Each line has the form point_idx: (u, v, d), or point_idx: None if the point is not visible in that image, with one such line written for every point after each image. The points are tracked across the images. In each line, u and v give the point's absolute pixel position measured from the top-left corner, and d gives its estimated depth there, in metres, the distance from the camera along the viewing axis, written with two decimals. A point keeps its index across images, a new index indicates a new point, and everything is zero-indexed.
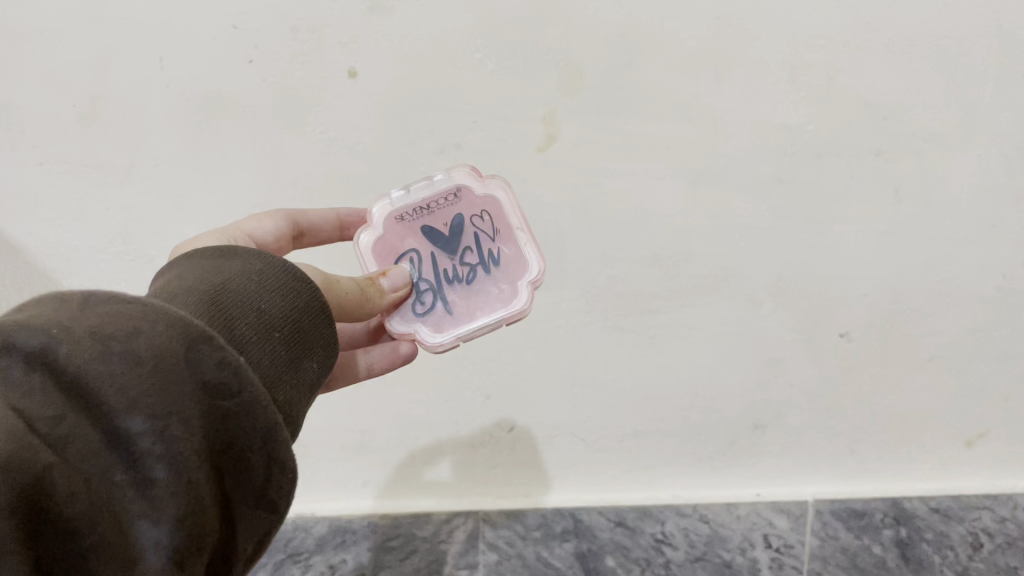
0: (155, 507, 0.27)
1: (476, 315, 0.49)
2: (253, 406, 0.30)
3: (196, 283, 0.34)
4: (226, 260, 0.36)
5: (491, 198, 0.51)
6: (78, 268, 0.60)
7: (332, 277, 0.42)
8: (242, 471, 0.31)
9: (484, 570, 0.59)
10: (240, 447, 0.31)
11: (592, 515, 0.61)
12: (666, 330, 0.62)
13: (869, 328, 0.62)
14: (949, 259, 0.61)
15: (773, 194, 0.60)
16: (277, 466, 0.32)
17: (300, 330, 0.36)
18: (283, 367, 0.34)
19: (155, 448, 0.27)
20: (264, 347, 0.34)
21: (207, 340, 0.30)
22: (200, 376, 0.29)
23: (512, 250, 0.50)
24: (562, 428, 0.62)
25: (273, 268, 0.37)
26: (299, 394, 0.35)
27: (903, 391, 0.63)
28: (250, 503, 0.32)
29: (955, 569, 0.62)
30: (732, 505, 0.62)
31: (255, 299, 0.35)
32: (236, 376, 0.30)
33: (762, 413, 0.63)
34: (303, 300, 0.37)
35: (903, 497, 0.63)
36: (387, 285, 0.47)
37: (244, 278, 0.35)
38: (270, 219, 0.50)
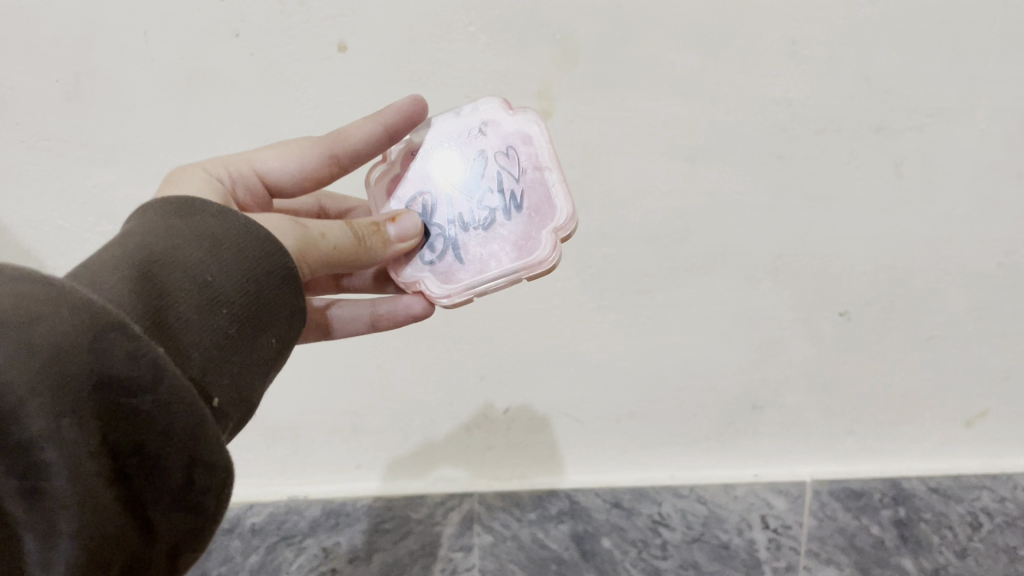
0: (51, 522, 0.26)
1: (490, 265, 0.44)
2: (172, 402, 0.28)
3: (131, 251, 0.31)
4: (180, 221, 0.34)
5: (522, 135, 0.46)
6: (66, 249, 0.57)
7: (316, 230, 0.38)
8: (162, 474, 0.29)
9: (482, 550, 0.61)
10: (159, 448, 0.29)
11: (587, 495, 0.61)
12: (666, 310, 0.60)
13: (869, 307, 0.60)
14: (950, 238, 0.59)
15: (773, 170, 0.57)
16: (200, 468, 0.30)
17: (250, 307, 0.34)
18: (220, 351, 0.32)
19: (51, 455, 0.26)
20: (202, 329, 0.31)
21: (120, 329, 0.28)
22: (108, 370, 0.27)
23: (537, 192, 0.44)
24: (558, 409, 0.61)
25: (235, 230, 0.34)
26: (240, 378, 0.33)
27: (902, 370, 0.62)
28: (168, 505, 0.30)
29: (954, 547, 0.63)
30: (729, 485, 0.62)
31: (199, 272, 0.32)
32: (153, 370, 0.28)
33: (761, 393, 0.62)
34: (264, 270, 0.34)
35: (903, 477, 0.63)
36: (394, 232, 0.43)
37: (193, 245, 0.33)
38: (295, 149, 0.43)
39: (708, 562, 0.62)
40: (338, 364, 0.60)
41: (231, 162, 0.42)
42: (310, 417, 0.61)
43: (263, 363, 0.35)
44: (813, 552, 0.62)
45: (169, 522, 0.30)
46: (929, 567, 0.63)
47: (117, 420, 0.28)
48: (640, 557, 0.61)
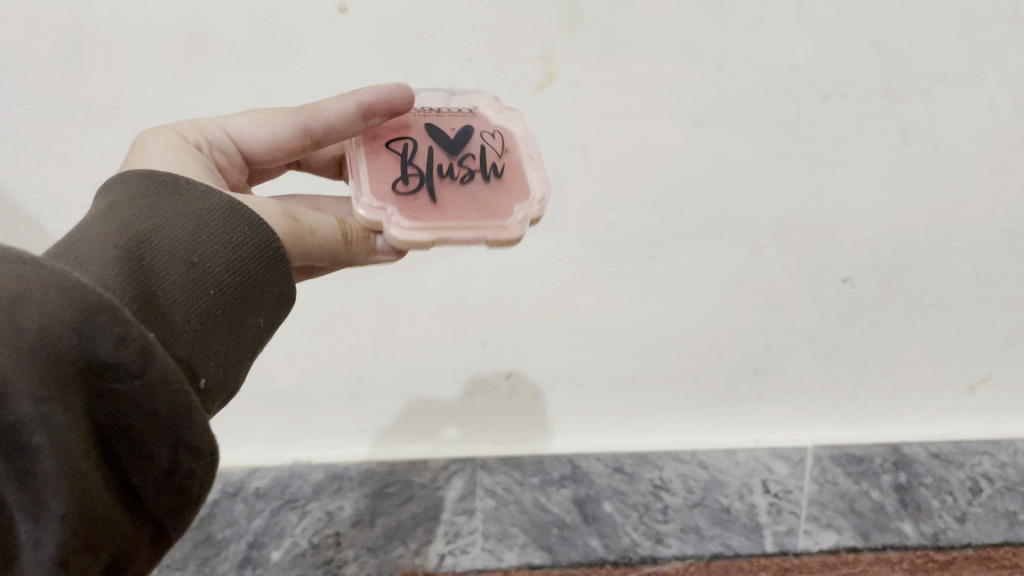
0: (41, 502, 0.26)
1: (461, 212, 0.41)
2: (158, 388, 0.28)
3: (117, 227, 0.30)
4: (168, 193, 0.33)
5: (506, 126, 0.46)
6: (68, 213, 0.55)
7: (306, 224, 0.36)
8: (147, 458, 0.28)
9: (484, 514, 0.62)
10: (144, 432, 0.28)
11: (589, 461, 0.62)
12: (667, 276, 0.59)
13: (872, 273, 0.60)
14: (955, 205, 0.58)
15: (778, 135, 0.55)
16: (187, 453, 0.29)
17: (241, 286, 0.33)
18: (211, 333, 0.31)
19: (40, 437, 0.25)
20: (190, 311, 0.31)
21: (109, 311, 0.26)
22: (96, 353, 0.26)
23: (516, 169, 0.44)
24: (560, 374, 0.61)
25: (219, 207, 0.33)
26: (231, 358, 0.32)
27: (904, 336, 0.62)
28: (156, 489, 0.29)
29: (955, 512, 0.65)
30: (731, 451, 0.62)
31: (183, 252, 0.31)
32: (141, 356, 0.27)
33: (763, 359, 0.62)
34: (253, 249, 0.33)
35: (904, 443, 0.64)
36: (383, 245, 0.40)
37: (180, 222, 0.32)
38: (272, 118, 0.40)
39: (709, 526, 0.64)
40: (340, 331, 0.58)
41: (206, 125, 0.40)
42: (312, 386, 0.60)
43: (251, 344, 0.34)
44: (814, 517, 0.64)
45: (154, 505, 0.30)
46: (929, 532, 0.65)
47: (103, 402, 0.27)
48: (642, 521, 0.63)
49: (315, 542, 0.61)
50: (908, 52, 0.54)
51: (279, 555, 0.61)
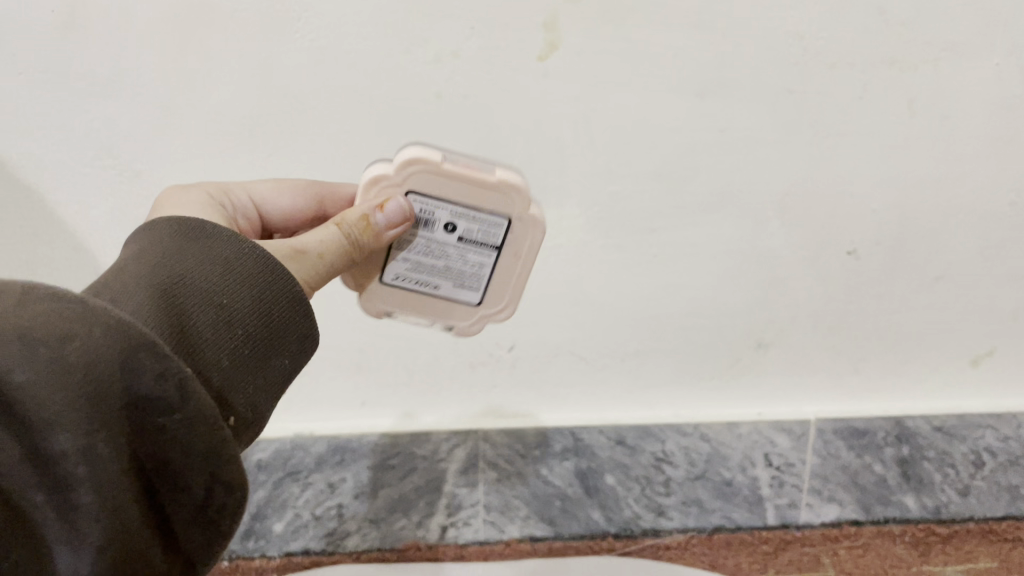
0: (77, 533, 0.27)
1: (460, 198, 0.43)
2: (196, 421, 0.30)
3: (152, 274, 0.33)
4: (196, 241, 0.35)
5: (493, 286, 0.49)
6: (66, 184, 0.53)
7: (312, 251, 0.40)
8: (183, 489, 0.30)
9: (485, 486, 0.62)
10: (182, 464, 0.30)
11: (591, 433, 0.63)
12: (669, 248, 0.58)
13: (878, 244, 0.58)
14: (963, 175, 0.56)
15: (781, 106, 0.53)
16: (220, 486, 0.31)
17: (267, 327, 0.35)
18: (240, 371, 0.34)
19: (83, 470, 0.26)
20: (223, 351, 0.33)
21: (150, 349, 0.29)
22: (137, 388, 0.28)
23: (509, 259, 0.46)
24: (562, 346, 0.61)
25: (242, 256, 0.35)
26: (261, 393, 0.35)
27: (908, 308, 0.61)
28: (190, 521, 0.31)
29: (958, 485, 0.64)
30: (733, 424, 0.64)
31: (212, 295, 0.33)
32: (180, 391, 0.29)
33: (766, 332, 0.61)
34: (273, 292, 0.36)
35: (906, 416, 0.65)
36: (383, 222, 0.42)
37: (209, 268, 0.34)
38: (290, 186, 0.47)
39: (711, 499, 0.63)
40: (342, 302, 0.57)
41: (235, 190, 0.46)
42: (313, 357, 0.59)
43: (274, 383, 0.36)
44: (816, 489, 0.63)
45: (186, 536, 0.31)
46: (931, 505, 0.63)
47: (144, 437, 0.29)
48: (644, 493, 0.62)
49: (316, 514, 0.61)
50: (920, 20, 0.51)
51: (279, 526, 0.60)
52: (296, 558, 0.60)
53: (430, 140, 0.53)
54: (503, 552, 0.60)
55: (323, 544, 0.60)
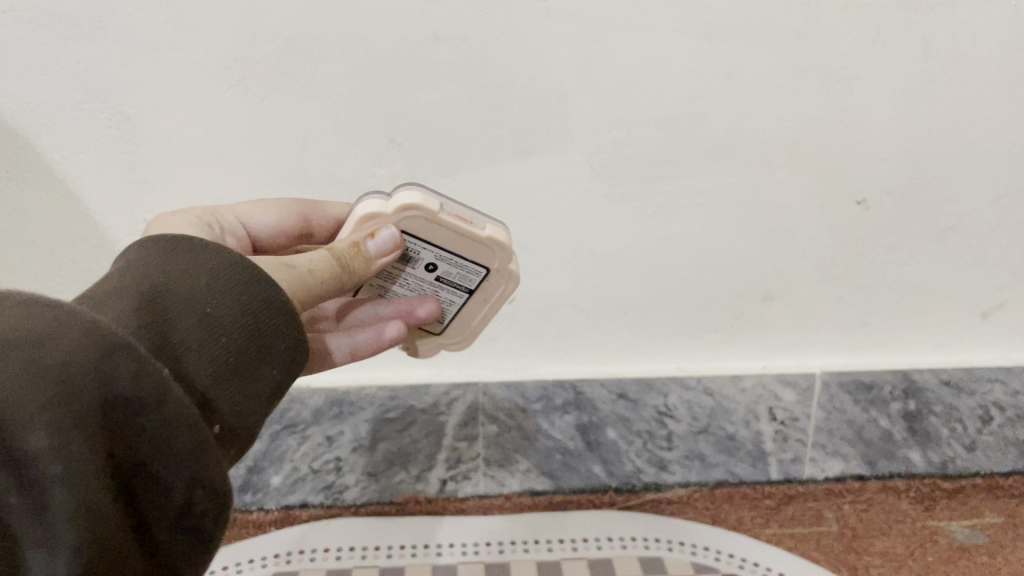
0: (50, 535, 0.24)
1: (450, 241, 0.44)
2: (172, 419, 0.28)
3: (131, 284, 0.31)
4: (180, 254, 0.33)
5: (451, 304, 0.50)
6: (54, 126, 0.51)
7: (303, 267, 0.37)
8: (162, 494, 0.28)
9: (486, 440, 0.62)
10: (161, 467, 0.28)
11: (592, 386, 0.63)
12: (675, 197, 0.56)
13: (888, 194, 0.57)
14: (977, 123, 0.54)
15: (793, 51, 0.51)
16: (200, 487, 0.29)
17: (257, 337, 0.33)
18: (226, 379, 0.31)
19: (58, 470, 0.24)
20: (207, 356, 0.31)
21: (125, 348, 0.27)
22: (112, 387, 0.26)
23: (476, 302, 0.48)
24: (565, 299, 0.60)
25: (229, 266, 0.33)
26: (250, 404, 0.32)
27: (918, 260, 0.60)
28: (167, 529, 0.29)
29: (963, 440, 0.64)
30: (737, 377, 0.63)
31: (195, 302, 0.31)
32: (156, 391, 0.27)
33: (773, 284, 0.60)
34: (262, 298, 0.33)
35: (914, 370, 0.63)
36: (374, 249, 0.41)
37: (193, 278, 0.32)
38: (276, 206, 0.46)
39: (713, 453, 0.63)
40: None
41: (223, 213, 0.45)
42: None
43: (267, 396, 0.33)
44: (821, 445, 0.63)
45: (165, 548, 0.29)
46: (936, 461, 0.63)
47: (121, 439, 0.27)
48: (646, 447, 0.62)
49: (316, 467, 0.61)
50: None
51: (279, 479, 0.60)
52: (296, 511, 0.60)
53: (426, 83, 0.51)
54: (505, 506, 0.61)
55: (322, 498, 0.60)
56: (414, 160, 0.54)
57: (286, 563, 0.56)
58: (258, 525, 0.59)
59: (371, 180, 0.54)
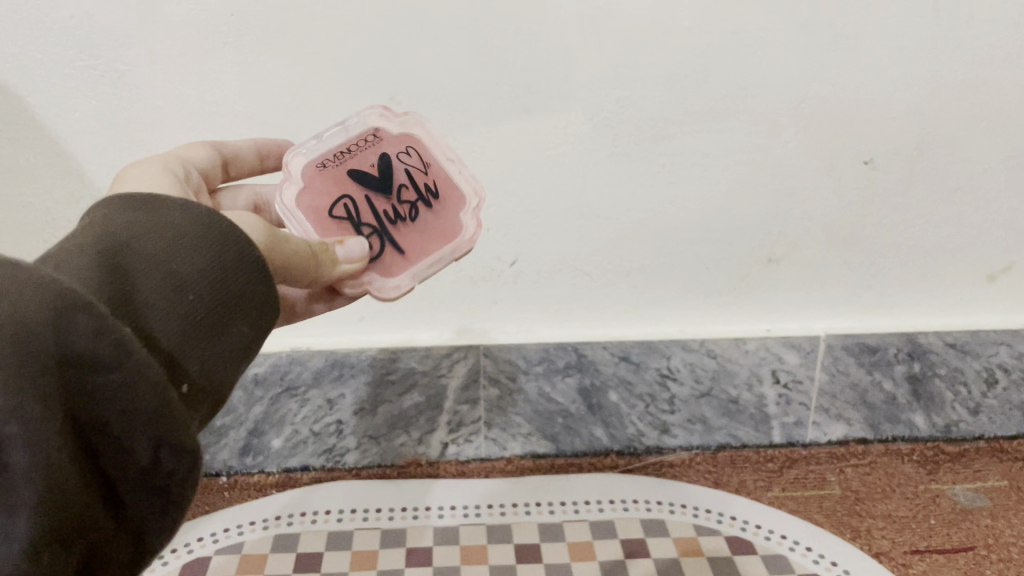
0: (12, 493, 0.25)
1: (429, 247, 0.46)
2: (135, 380, 0.28)
3: (95, 243, 0.32)
4: (144, 213, 0.34)
5: (409, 132, 0.47)
6: (47, 84, 0.50)
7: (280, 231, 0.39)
8: (126, 452, 0.29)
9: (488, 404, 0.61)
10: (122, 425, 0.28)
11: (595, 349, 0.61)
12: (680, 158, 0.55)
13: (896, 154, 0.56)
14: (988, 81, 0.53)
15: (801, 6, 0.50)
16: (167, 446, 0.29)
17: (222, 294, 0.33)
18: (193, 337, 0.32)
19: (14, 427, 0.25)
20: (170, 315, 0.31)
21: (83, 309, 0.27)
22: (71, 346, 0.27)
23: (442, 174, 0.47)
24: (568, 262, 0.59)
25: (197, 223, 0.34)
26: (217, 360, 0.33)
27: (925, 222, 0.58)
28: (136, 486, 0.29)
29: (969, 404, 0.64)
30: (741, 340, 0.61)
31: (158, 263, 0.32)
32: (117, 351, 0.28)
33: (778, 246, 0.59)
34: (227, 256, 0.34)
35: (918, 332, 0.62)
36: (343, 253, 0.43)
37: (160, 235, 0.33)
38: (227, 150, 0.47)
39: (716, 417, 0.63)
40: None
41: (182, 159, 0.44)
42: None
43: (236, 350, 0.34)
44: (823, 408, 0.63)
45: (135, 502, 0.30)
46: (941, 424, 0.64)
47: (81, 398, 0.27)
48: (648, 411, 0.62)
49: (316, 429, 0.61)
50: None
51: (279, 442, 0.60)
52: (297, 474, 0.61)
53: (425, 40, 0.50)
54: (506, 469, 0.62)
55: (323, 461, 0.61)
56: None
57: (288, 525, 0.57)
58: (259, 487, 0.60)
59: None
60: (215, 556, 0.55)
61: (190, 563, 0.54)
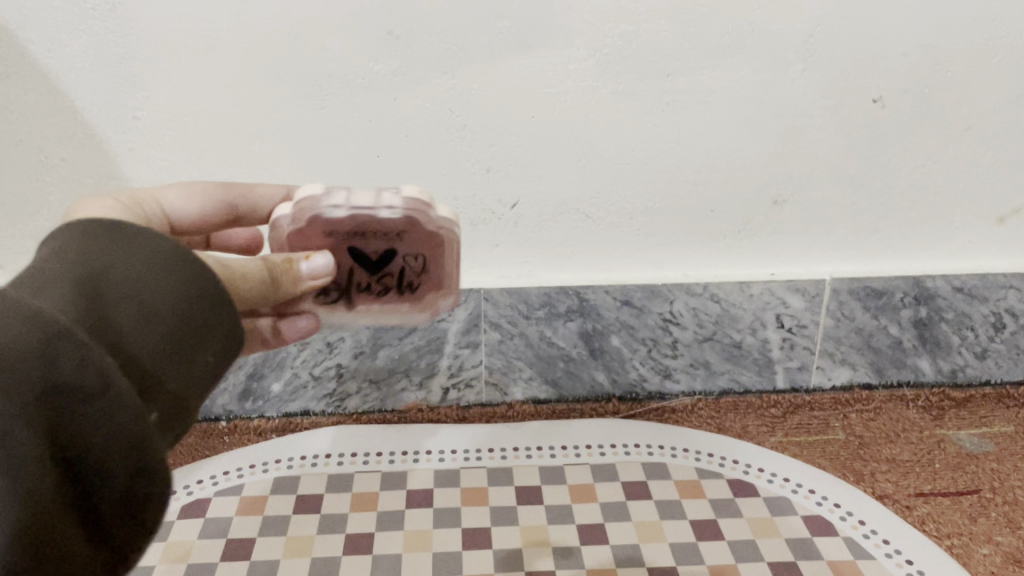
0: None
1: (380, 316, 0.45)
2: (116, 411, 0.28)
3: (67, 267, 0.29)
4: (115, 239, 0.32)
5: (439, 240, 0.42)
6: (37, 17, 0.49)
7: (234, 269, 0.36)
8: (104, 481, 0.28)
9: (489, 348, 0.61)
10: (105, 455, 0.28)
11: (596, 293, 0.60)
12: (684, 95, 0.53)
13: (906, 92, 0.54)
14: (1001, 16, 0.52)
15: None
16: (143, 476, 0.29)
17: (197, 322, 0.32)
18: (167, 364, 0.31)
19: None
20: (147, 342, 0.30)
21: (67, 336, 0.27)
22: (55, 373, 0.26)
23: (436, 276, 0.44)
24: (568, 204, 0.57)
25: (165, 254, 0.32)
26: (187, 389, 0.32)
27: (934, 163, 0.57)
28: (114, 512, 0.29)
29: (975, 349, 0.64)
30: (745, 284, 0.60)
31: (135, 289, 0.30)
32: (101, 379, 0.27)
33: (784, 188, 0.57)
34: (203, 284, 0.32)
35: (927, 276, 0.61)
36: (308, 271, 0.39)
37: (129, 263, 0.31)
38: (203, 190, 0.44)
39: (718, 362, 0.63)
40: (333, 151, 0.54)
41: (147, 200, 0.41)
42: None
43: (206, 377, 0.33)
44: (828, 353, 0.63)
45: (110, 527, 0.29)
46: (946, 369, 0.64)
47: (62, 422, 0.27)
48: (650, 356, 0.62)
49: (316, 374, 0.60)
50: None
51: (279, 386, 0.61)
52: (298, 418, 0.62)
53: None
54: (508, 414, 0.63)
55: (324, 405, 0.62)
56: (411, 55, 0.51)
57: (288, 468, 0.57)
58: (259, 432, 0.61)
59: (366, 76, 0.52)
60: (215, 497, 0.55)
61: (189, 504, 0.54)
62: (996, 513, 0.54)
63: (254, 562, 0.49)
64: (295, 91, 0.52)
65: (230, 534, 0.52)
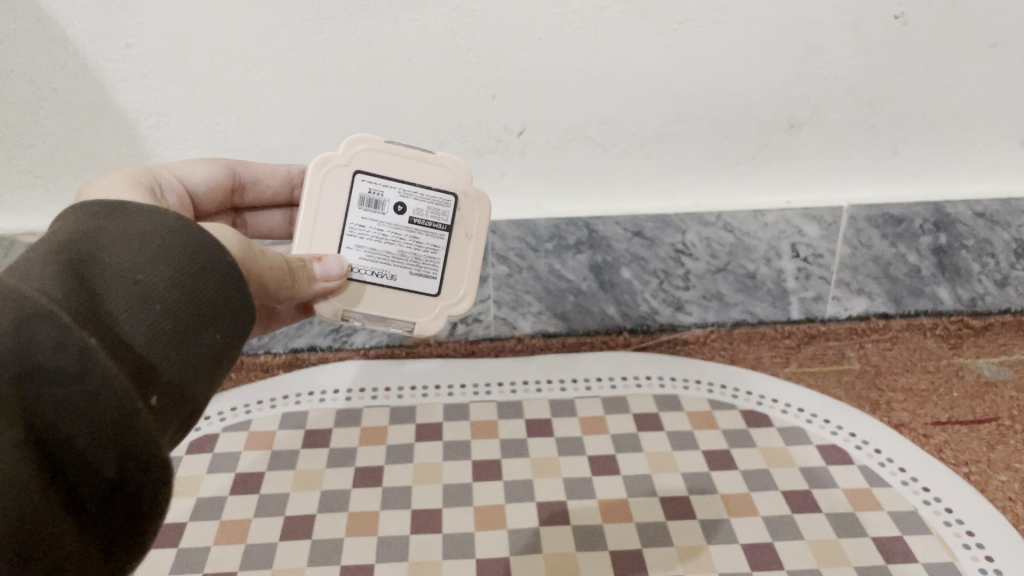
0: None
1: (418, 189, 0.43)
2: (99, 394, 0.25)
3: (60, 249, 0.28)
4: (108, 221, 0.30)
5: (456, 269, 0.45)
6: None
7: (258, 244, 0.36)
8: (90, 473, 0.26)
9: (497, 282, 0.60)
10: (87, 442, 0.25)
11: (607, 225, 0.58)
12: (697, 13, 0.51)
13: (930, 6, 0.52)
14: None
15: None
16: (136, 463, 0.26)
17: (193, 302, 0.30)
18: (167, 347, 0.28)
19: None
20: (139, 322, 0.28)
21: (43, 317, 0.25)
22: (30, 357, 0.25)
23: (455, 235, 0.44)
24: (576, 131, 0.55)
25: (166, 232, 0.30)
26: (188, 373, 0.29)
27: (957, 83, 0.55)
28: (108, 505, 0.26)
29: (995, 277, 0.62)
30: (760, 213, 0.58)
31: (129, 270, 0.28)
32: (81, 361, 0.25)
33: (801, 110, 0.55)
34: (200, 264, 0.30)
35: (948, 202, 0.59)
36: (320, 272, 0.41)
37: (124, 244, 0.29)
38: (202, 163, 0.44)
39: (732, 293, 0.62)
40: (333, 79, 0.53)
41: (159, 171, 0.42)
42: (308, 141, 0.55)
43: (207, 361, 0.30)
44: (844, 283, 0.62)
45: (110, 522, 0.27)
46: (965, 298, 0.63)
47: (38, 409, 0.25)
48: (662, 287, 0.61)
49: None
50: None
51: None
52: (304, 354, 0.61)
53: None
54: (517, 348, 0.62)
55: (331, 341, 0.61)
56: None
57: (296, 404, 0.57)
58: (265, 368, 0.60)
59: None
60: (222, 432, 0.54)
61: (199, 440, 0.53)
62: (1015, 441, 0.53)
63: (264, 496, 0.49)
64: (291, 16, 0.50)
65: (239, 470, 0.51)
